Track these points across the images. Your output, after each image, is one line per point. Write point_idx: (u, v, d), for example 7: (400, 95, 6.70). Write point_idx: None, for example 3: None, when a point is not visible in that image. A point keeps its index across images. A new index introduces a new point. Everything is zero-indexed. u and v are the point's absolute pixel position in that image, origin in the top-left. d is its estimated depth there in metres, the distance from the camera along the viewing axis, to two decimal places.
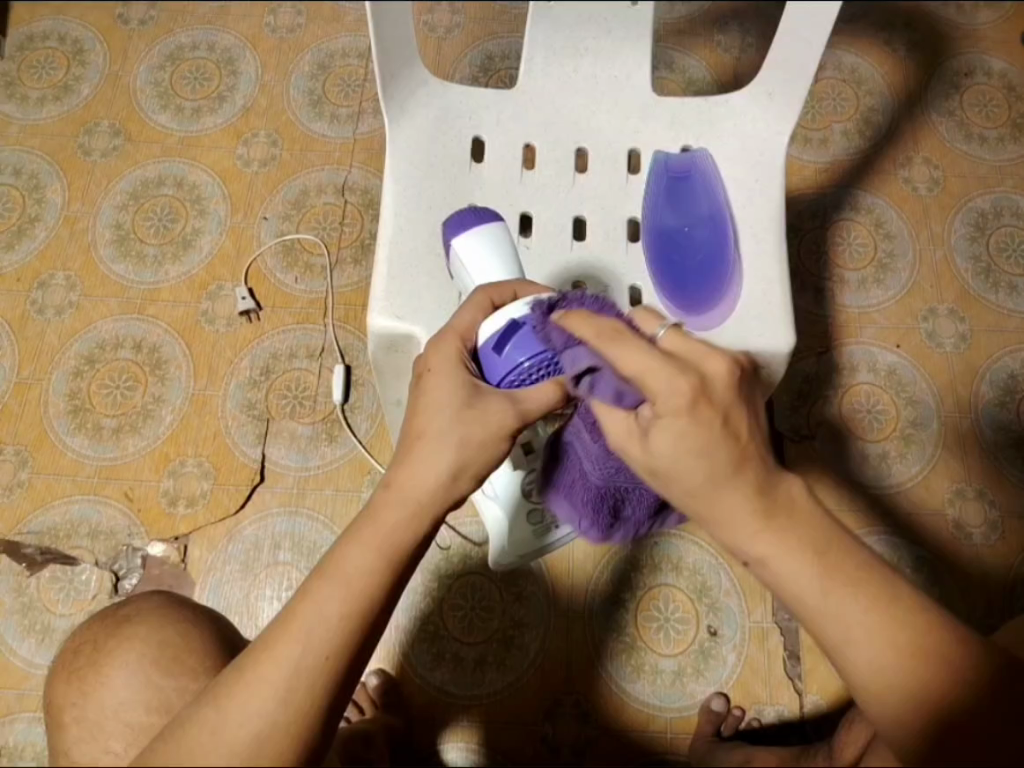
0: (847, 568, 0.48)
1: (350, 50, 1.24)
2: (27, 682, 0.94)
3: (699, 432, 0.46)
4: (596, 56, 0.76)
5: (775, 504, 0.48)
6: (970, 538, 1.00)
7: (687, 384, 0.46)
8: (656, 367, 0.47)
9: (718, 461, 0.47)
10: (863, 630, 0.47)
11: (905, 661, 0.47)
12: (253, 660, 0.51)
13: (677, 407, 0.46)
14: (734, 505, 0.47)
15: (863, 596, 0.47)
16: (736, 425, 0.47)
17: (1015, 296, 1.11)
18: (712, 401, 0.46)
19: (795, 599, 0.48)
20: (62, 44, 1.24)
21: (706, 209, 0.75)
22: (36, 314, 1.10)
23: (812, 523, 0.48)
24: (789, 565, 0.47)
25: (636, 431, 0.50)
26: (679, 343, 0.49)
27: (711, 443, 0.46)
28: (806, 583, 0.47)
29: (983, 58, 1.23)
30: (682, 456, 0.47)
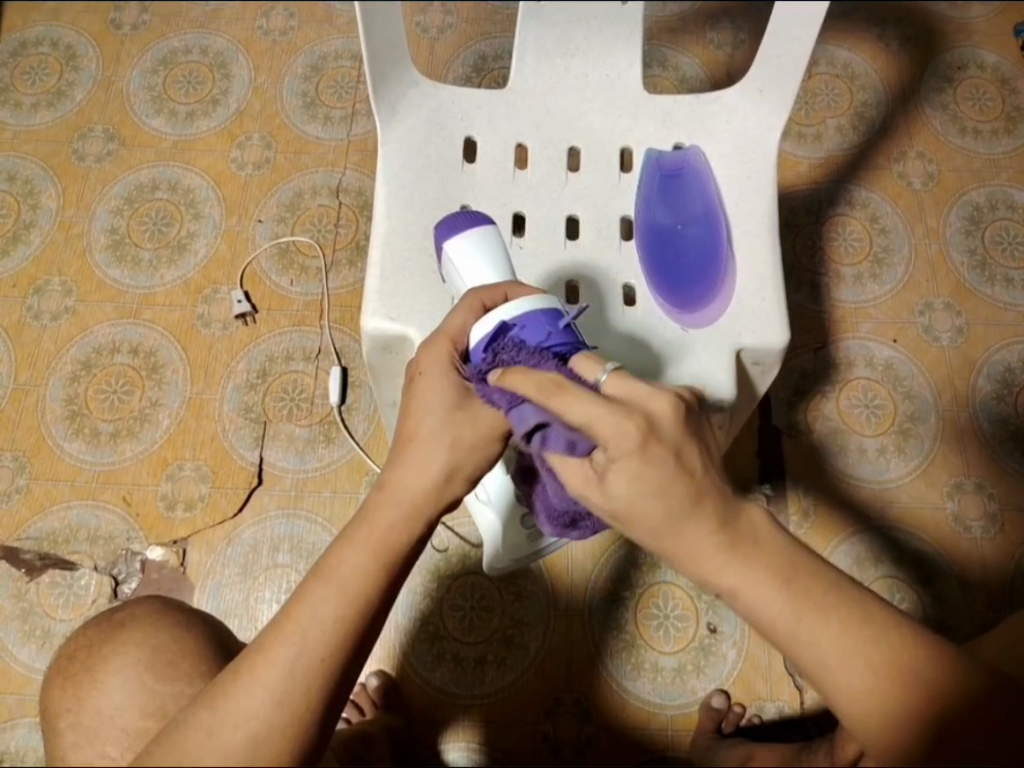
0: (816, 593, 0.48)
1: (343, 51, 1.24)
2: (28, 688, 0.94)
3: (651, 471, 0.47)
4: (587, 56, 0.76)
5: (739, 536, 0.48)
6: (969, 531, 1.00)
7: (634, 425, 0.47)
8: (604, 411, 0.47)
9: (675, 498, 0.47)
10: (839, 651, 0.47)
11: (882, 679, 0.47)
12: (248, 663, 0.51)
13: (627, 449, 0.47)
14: (693, 541, 0.48)
15: (854, 592, 0.48)
16: (688, 461, 0.48)
17: (1011, 288, 1.11)
18: (661, 439, 0.47)
19: (767, 626, 0.48)
20: (55, 49, 1.24)
21: (699, 208, 0.75)
22: (33, 320, 1.10)
23: (776, 553, 0.48)
24: (755, 595, 0.48)
25: (593, 477, 0.50)
26: (623, 387, 0.50)
27: (665, 482, 0.47)
28: (776, 609, 0.48)
29: (976, 52, 1.23)
30: (640, 494, 0.47)
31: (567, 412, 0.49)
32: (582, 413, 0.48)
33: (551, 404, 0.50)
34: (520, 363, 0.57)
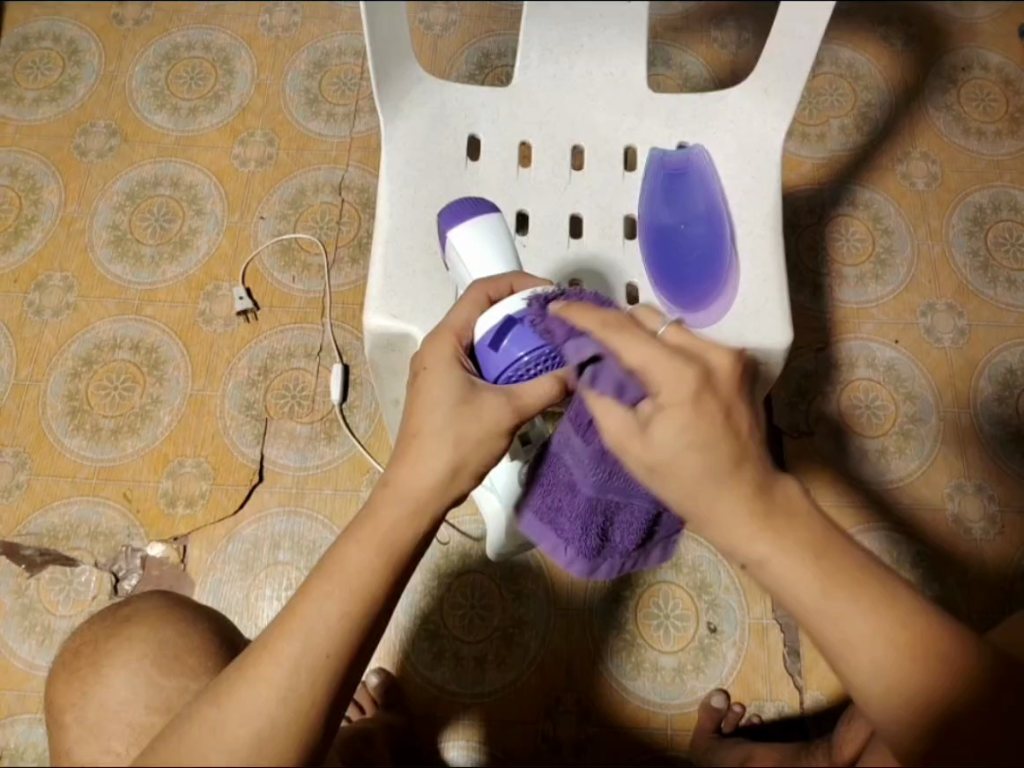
0: (846, 569, 0.47)
1: (346, 48, 1.23)
2: (28, 683, 0.94)
3: (701, 423, 0.47)
4: (592, 54, 0.76)
5: (774, 504, 0.47)
6: (970, 532, 1.00)
7: (692, 374, 0.48)
8: (663, 355, 0.49)
9: (720, 456, 0.47)
10: (864, 630, 0.46)
11: (906, 657, 0.46)
12: (253, 660, 0.51)
13: (680, 396, 0.48)
14: (730, 504, 0.47)
15: (864, 598, 0.47)
16: (737, 420, 0.48)
17: (1013, 290, 1.11)
18: (714, 393, 0.48)
19: (794, 600, 0.47)
20: (58, 43, 1.23)
21: (702, 207, 0.75)
22: (34, 315, 1.10)
23: (810, 526, 0.47)
24: (788, 567, 0.46)
25: (634, 427, 0.49)
26: (683, 337, 0.51)
27: (713, 435, 0.47)
28: (805, 585, 0.46)
29: (980, 52, 1.23)
30: (684, 444, 0.47)
31: (625, 350, 0.50)
32: (641, 356, 0.49)
33: (613, 341, 0.51)
34: (528, 355, 0.58)
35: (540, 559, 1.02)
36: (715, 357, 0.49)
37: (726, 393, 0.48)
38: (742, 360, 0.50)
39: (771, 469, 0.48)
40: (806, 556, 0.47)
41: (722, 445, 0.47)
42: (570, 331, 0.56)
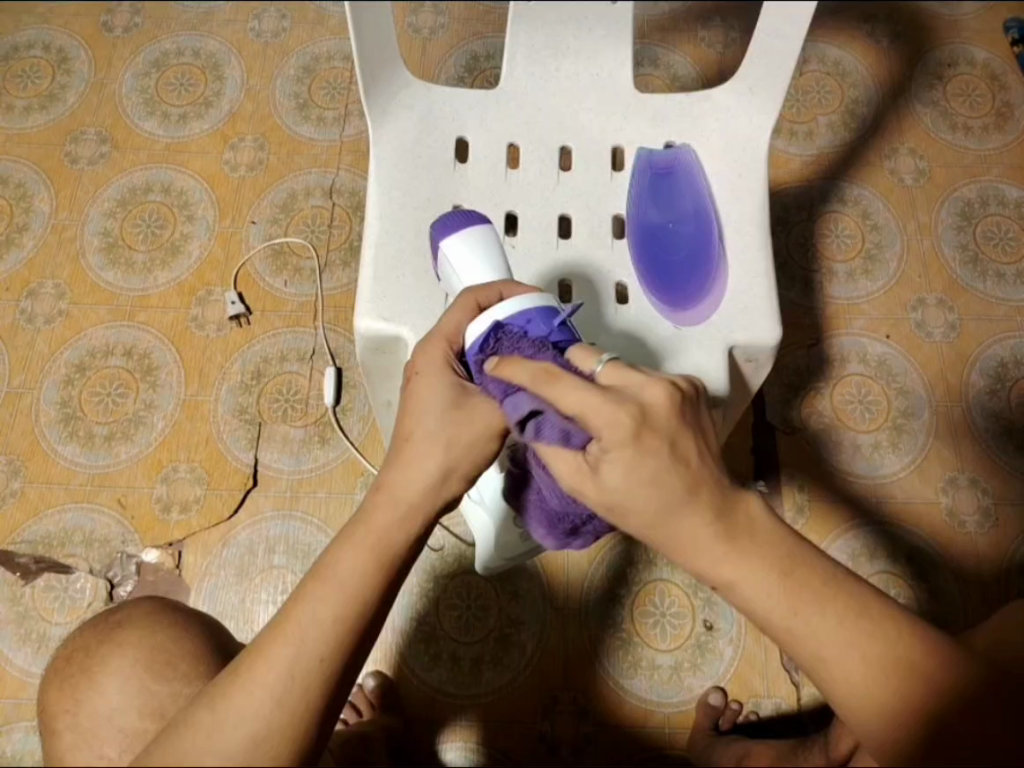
0: (814, 585, 0.48)
1: (335, 52, 1.24)
2: (24, 691, 0.94)
3: (645, 462, 0.47)
4: (578, 56, 0.77)
5: (735, 525, 0.48)
6: (963, 526, 1.00)
7: (627, 416, 0.47)
8: (596, 403, 0.47)
9: (669, 490, 0.47)
10: (833, 644, 0.48)
11: (879, 671, 0.47)
12: (248, 662, 0.51)
13: (619, 440, 0.47)
14: (690, 531, 0.48)
15: (833, 612, 0.48)
16: (684, 451, 0.48)
17: (1003, 283, 1.11)
18: (654, 429, 0.47)
19: (763, 620, 0.49)
20: (47, 52, 1.24)
21: (690, 206, 0.75)
22: (27, 323, 1.10)
23: (774, 546, 0.49)
24: (752, 589, 0.48)
25: (585, 470, 0.50)
26: (619, 376, 0.50)
27: (660, 471, 0.47)
28: (770, 606, 0.48)
29: (966, 48, 1.23)
30: (633, 484, 0.47)
31: (563, 400, 0.48)
32: (578, 403, 0.48)
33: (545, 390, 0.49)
34: None
35: (536, 559, 1.02)
36: (651, 393, 0.48)
37: (667, 427, 0.47)
38: (685, 387, 0.49)
39: (730, 489, 0.49)
40: (771, 574, 0.48)
41: (670, 480, 0.47)
42: (505, 388, 0.54)
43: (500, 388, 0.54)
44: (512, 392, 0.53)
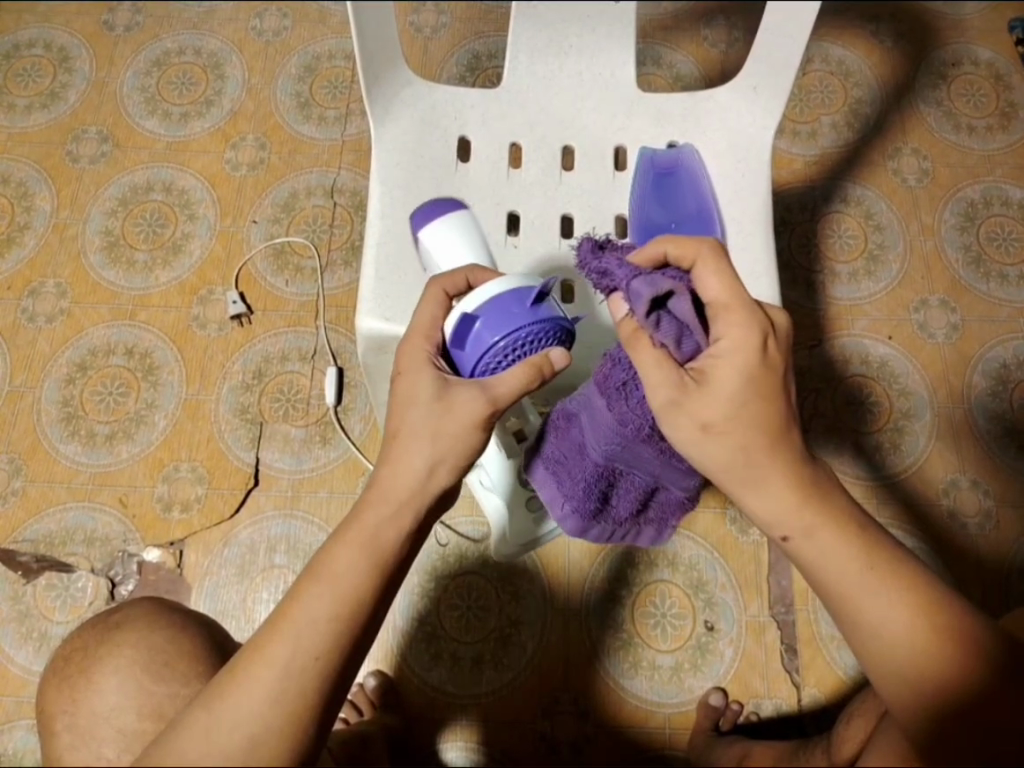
0: (875, 545, 0.54)
1: (337, 51, 1.23)
2: (25, 690, 0.94)
3: (767, 376, 0.52)
4: (580, 54, 0.76)
5: (813, 479, 0.54)
6: (965, 527, 1.00)
7: (760, 329, 0.52)
8: (737, 305, 0.53)
9: (775, 413, 0.52)
10: (888, 598, 0.53)
11: (923, 638, 0.52)
12: (244, 663, 0.51)
13: (751, 346, 0.52)
14: (783, 466, 0.53)
15: (888, 579, 0.54)
16: (788, 381, 0.54)
17: (1006, 285, 1.11)
18: (776, 348, 0.53)
19: (830, 573, 0.54)
20: (48, 50, 1.24)
21: (693, 206, 0.74)
22: (28, 322, 1.10)
23: (847, 504, 0.55)
24: (829, 536, 0.54)
25: (692, 381, 0.52)
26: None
27: (773, 389, 0.52)
28: (840, 557, 0.54)
29: (970, 48, 1.23)
30: (748, 396, 0.52)
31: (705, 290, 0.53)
32: (712, 302, 0.53)
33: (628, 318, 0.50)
34: (502, 339, 0.57)
35: (537, 559, 1.02)
36: (775, 317, 0.55)
37: (783, 350, 0.54)
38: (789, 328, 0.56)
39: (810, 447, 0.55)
40: (839, 530, 0.54)
41: (779, 404, 0.53)
42: (632, 275, 0.54)
43: (629, 273, 0.54)
44: (644, 276, 0.53)
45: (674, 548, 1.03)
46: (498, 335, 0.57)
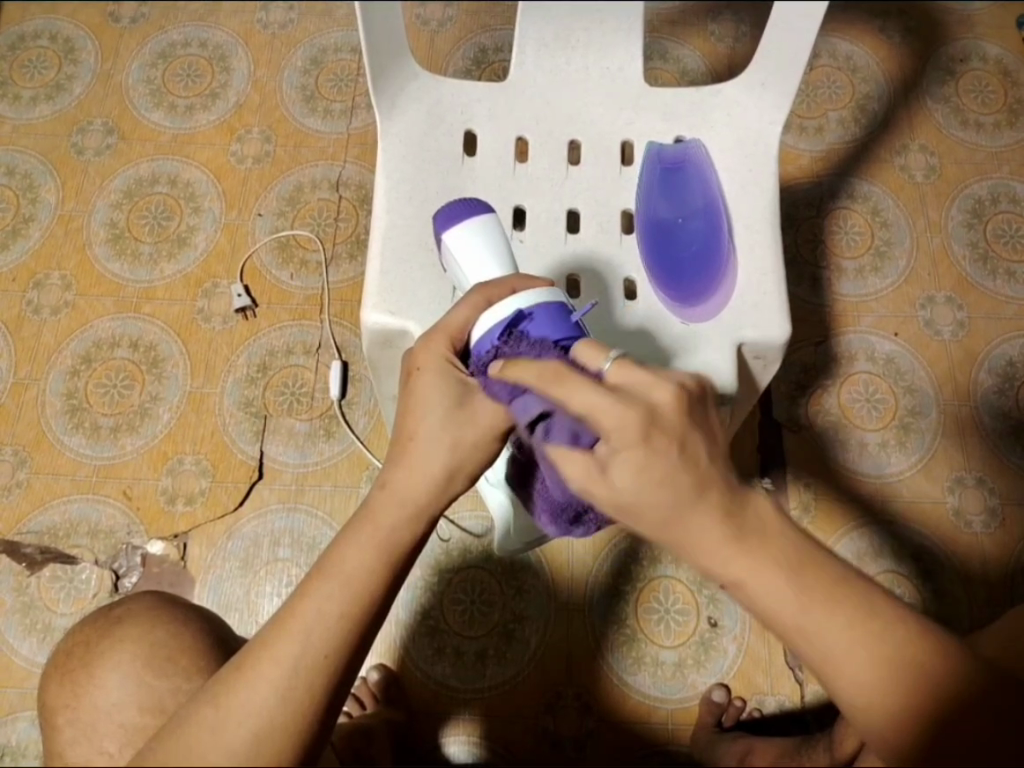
0: (826, 581, 0.48)
1: (343, 44, 1.23)
2: (29, 681, 0.94)
3: (653, 464, 0.47)
4: (588, 48, 0.76)
5: (745, 527, 0.48)
6: (969, 525, 1.00)
7: (636, 416, 0.47)
8: (605, 401, 0.48)
9: (680, 488, 0.47)
10: (841, 641, 0.47)
11: (887, 671, 0.47)
12: (253, 660, 0.51)
13: (630, 439, 0.47)
14: (697, 530, 0.47)
15: (842, 613, 0.47)
16: (694, 451, 0.47)
17: (1013, 282, 1.10)
18: (664, 429, 0.47)
19: (770, 619, 0.48)
20: (54, 42, 1.23)
21: (700, 201, 0.75)
22: (33, 313, 1.10)
23: (784, 548, 0.48)
24: (767, 586, 0.47)
25: (594, 470, 0.49)
26: (625, 375, 0.50)
27: (668, 472, 0.47)
28: (783, 604, 0.47)
29: (978, 44, 1.22)
30: (643, 485, 0.47)
31: (568, 399, 0.49)
32: (586, 402, 0.48)
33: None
34: None
35: (540, 555, 1.02)
36: (659, 393, 0.48)
37: (675, 427, 0.47)
38: (691, 386, 0.49)
39: None
40: (781, 573, 0.47)
41: (681, 480, 0.47)
42: (511, 390, 0.55)
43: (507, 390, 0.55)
44: (518, 393, 0.55)
45: None
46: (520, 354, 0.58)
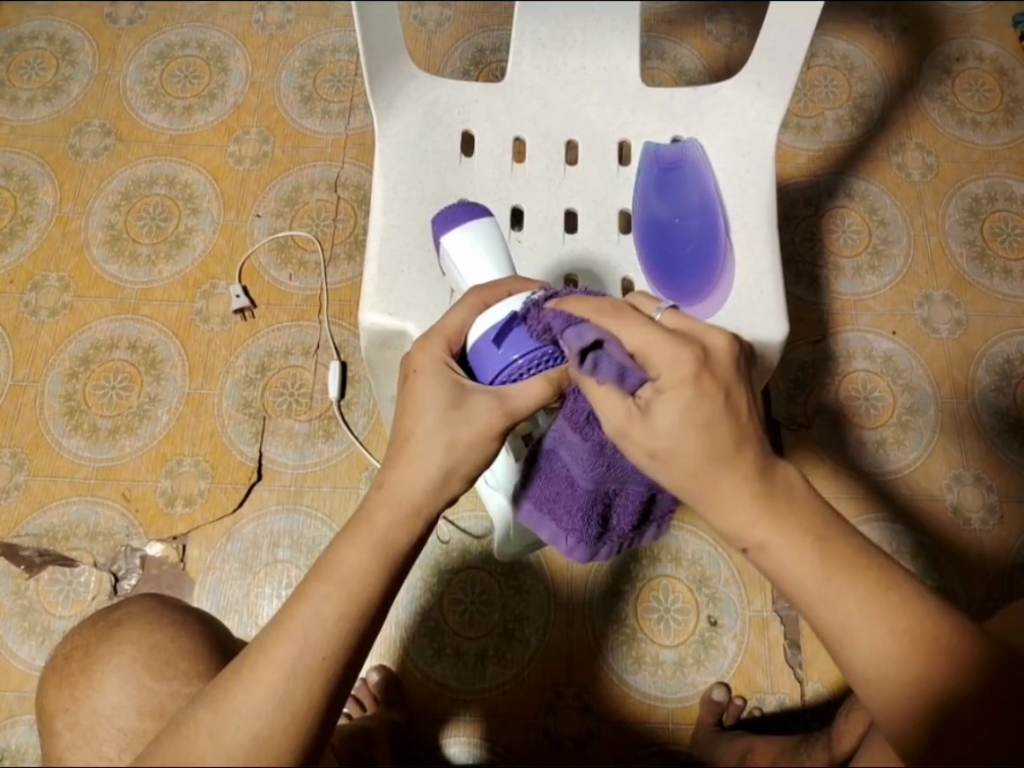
0: (845, 555, 0.48)
1: (340, 45, 1.23)
2: (28, 684, 0.94)
3: (702, 405, 0.48)
4: (585, 48, 0.76)
5: (774, 489, 0.48)
6: (968, 522, 1.00)
7: (691, 355, 0.48)
8: (660, 339, 0.49)
9: (721, 436, 0.48)
10: (861, 616, 0.47)
11: (905, 644, 0.47)
12: (250, 663, 0.51)
13: (681, 378, 0.48)
14: (732, 485, 0.48)
15: (862, 584, 0.48)
16: (737, 401, 0.49)
17: (1010, 280, 1.11)
18: (714, 374, 0.48)
19: (793, 586, 0.48)
20: (51, 43, 1.23)
21: (696, 200, 0.75)
22: (30, 316, 1.09)
23: (811, 510, 0.49)
24: (787, 551, 0.48)
25: (634, 413, 0.49)
26: (680, 321, 0.51)
27: (714, 416, 0.48)
28: (805, 573, 0.48)
29: (974, 42, 1.23)
30: (688, 427, 0.48)
31: (626, 334, 0.50)
32: (640, 339, 0.50)
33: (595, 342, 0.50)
34: (521, 358, 0.57)
35: (539, 555, 1.02)
36: (713, 338, 0.50)
37: (725, 374, 0.49)
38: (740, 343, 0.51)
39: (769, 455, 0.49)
40: (806, 538, 0.48)
41: (723, 424, 0.48)
42: (566, 321, 0.52)
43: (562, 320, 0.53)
44: (575, 323, 0.52)
45: (678, 542, 1.03)
46: (519, 352, 0.57)
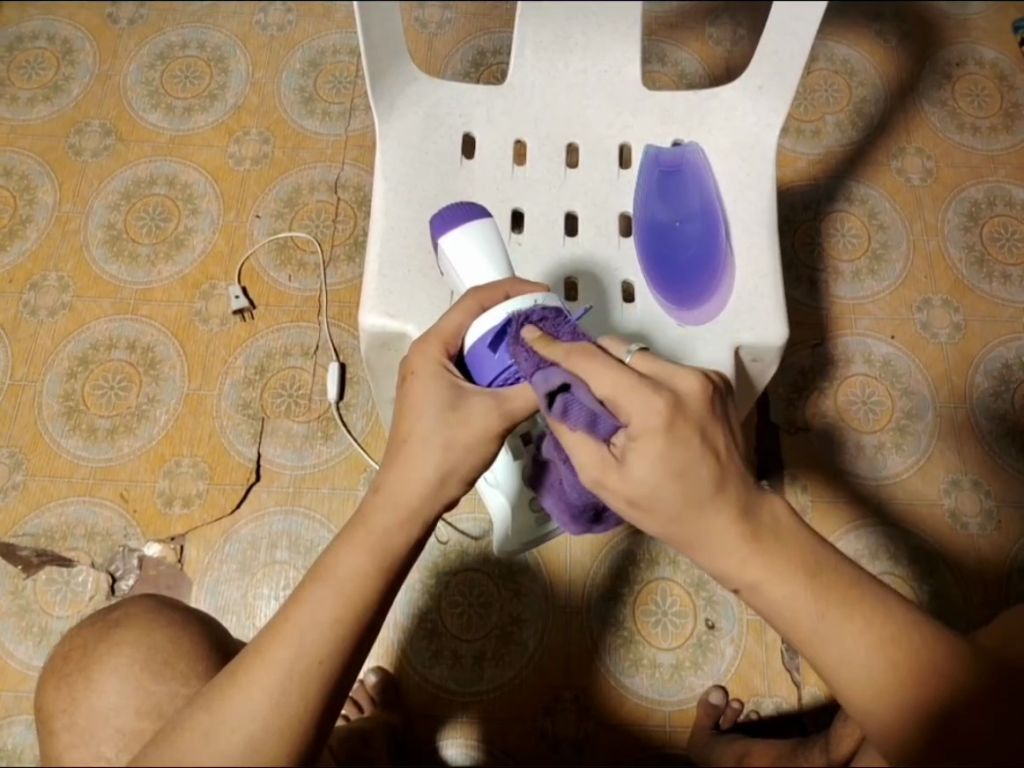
0: (833, 587, 0.49)
1: (341, 46, 1.23)
2: (25, 684, 0.94)
3: (676, 454, 0.47)
4: (585, 51, 0.76)
5: (760, 526, 0.49)
6: (966, 527, 1.00)
7: (661, 405, 0.47)
8: (628, 388, 0.48)
9: (697, 483, 0.48)
10: (851, 643, 0.48)
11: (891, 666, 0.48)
12: (246, 666, 0.51)
13: (652, 427, 0.47)
14: (715, 528, 0.49)
15: (854, 615, 0.49)
16: (713, 440, 0.48)
17: (1009, 285, 1.11)
18: (686, 418, 0.48)
19: (784, 620, 0.50)
20: (52, 43, 1.23)
21: (697, 203, 0.75)
22: (29, 315, 1.09)
23: (797, 543, 0.50)
24: (778, 592, 0.49)
25: (610, 462, 0.49)
26: (650, 365, 0.51)
27: (690, 462, 0.47)
28: (794, 606, 0.49)
29: (974, 48, 1.23)
30: (660, 476, 0.47)
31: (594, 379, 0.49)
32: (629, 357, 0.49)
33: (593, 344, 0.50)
34: (519, 363, 0.57)
35: (538, 557, 1.02)
36: (683, 382, 0.49)
37: (697, 415, 0.48)
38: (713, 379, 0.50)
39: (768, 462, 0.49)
40: (793, 576, 0.49)
41: (701, 470, 0.47)
42: (538, 363, 0.52)
43: (532, 363, 0.53)
44: (543, 366, 0.52)
45: None
46: (514, 358, 0.57)
